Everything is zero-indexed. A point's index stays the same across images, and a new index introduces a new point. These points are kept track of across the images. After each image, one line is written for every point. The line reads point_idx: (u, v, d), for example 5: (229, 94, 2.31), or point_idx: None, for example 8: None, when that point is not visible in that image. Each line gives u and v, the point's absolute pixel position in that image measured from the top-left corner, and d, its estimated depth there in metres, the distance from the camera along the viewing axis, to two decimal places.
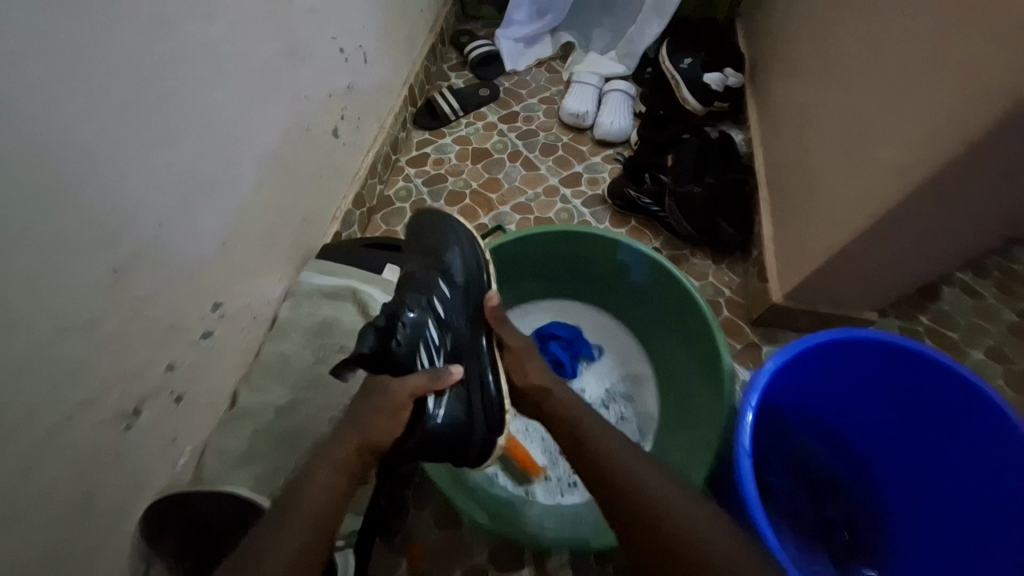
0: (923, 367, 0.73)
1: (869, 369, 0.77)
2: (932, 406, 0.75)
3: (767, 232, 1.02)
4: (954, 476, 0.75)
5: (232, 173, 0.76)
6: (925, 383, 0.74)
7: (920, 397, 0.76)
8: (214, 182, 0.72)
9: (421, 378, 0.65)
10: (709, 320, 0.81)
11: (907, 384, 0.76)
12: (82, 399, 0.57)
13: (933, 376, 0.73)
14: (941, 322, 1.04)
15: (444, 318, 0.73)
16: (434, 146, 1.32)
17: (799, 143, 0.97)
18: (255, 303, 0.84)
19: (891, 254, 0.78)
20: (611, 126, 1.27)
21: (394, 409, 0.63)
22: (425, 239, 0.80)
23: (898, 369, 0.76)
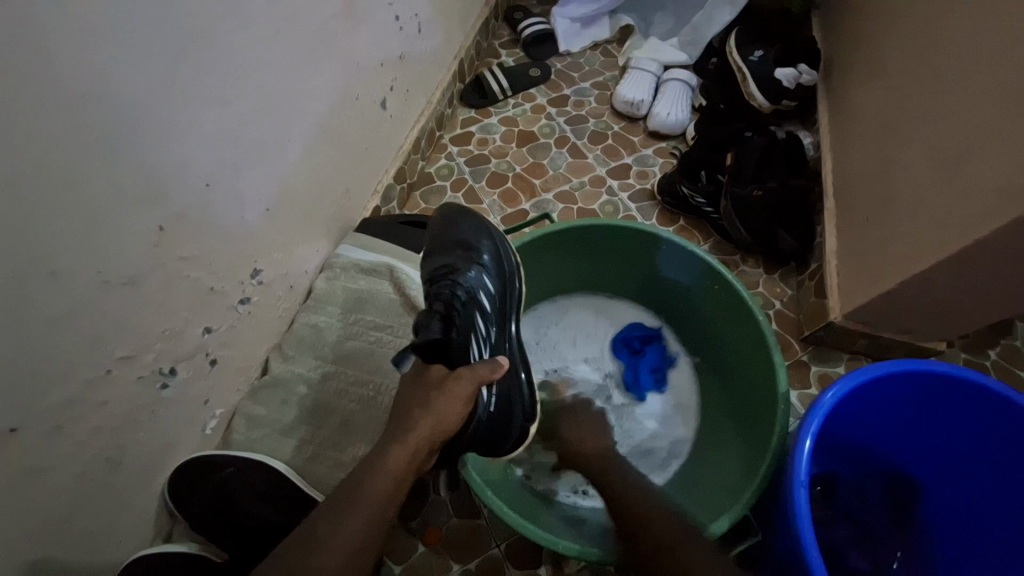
0: (995, 409, 0.68)
1: (934, 407, 0.71)
2: (1003, 452, 0.69)
3: (831, 245, 0.95)
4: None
5: (280, 138, 0.73)
6: (996, 426, 0.69)
7: (988, 440, 0.70)
8: (260, 147, 0.70)
9: (480, 372, 0.62)
10: (766, 335, 0.76)
11: (976, 425, 0.70)
12: (120, 355, 0.56)
13: (1006, 419, 0.67)
14: (1009, 358, 0.96)
15: (489, 310, 0.72)
16: (479, 125, 1.27)
17: (877, 152, 0.89)
18: (292, 272, 0.83)
19: (976, 284, 0.71)
20: (667, 118, 1.20)
21: (461, 399, 0.61)
22: (460, 233, 0.77)
23: (968, 409, 0.70)
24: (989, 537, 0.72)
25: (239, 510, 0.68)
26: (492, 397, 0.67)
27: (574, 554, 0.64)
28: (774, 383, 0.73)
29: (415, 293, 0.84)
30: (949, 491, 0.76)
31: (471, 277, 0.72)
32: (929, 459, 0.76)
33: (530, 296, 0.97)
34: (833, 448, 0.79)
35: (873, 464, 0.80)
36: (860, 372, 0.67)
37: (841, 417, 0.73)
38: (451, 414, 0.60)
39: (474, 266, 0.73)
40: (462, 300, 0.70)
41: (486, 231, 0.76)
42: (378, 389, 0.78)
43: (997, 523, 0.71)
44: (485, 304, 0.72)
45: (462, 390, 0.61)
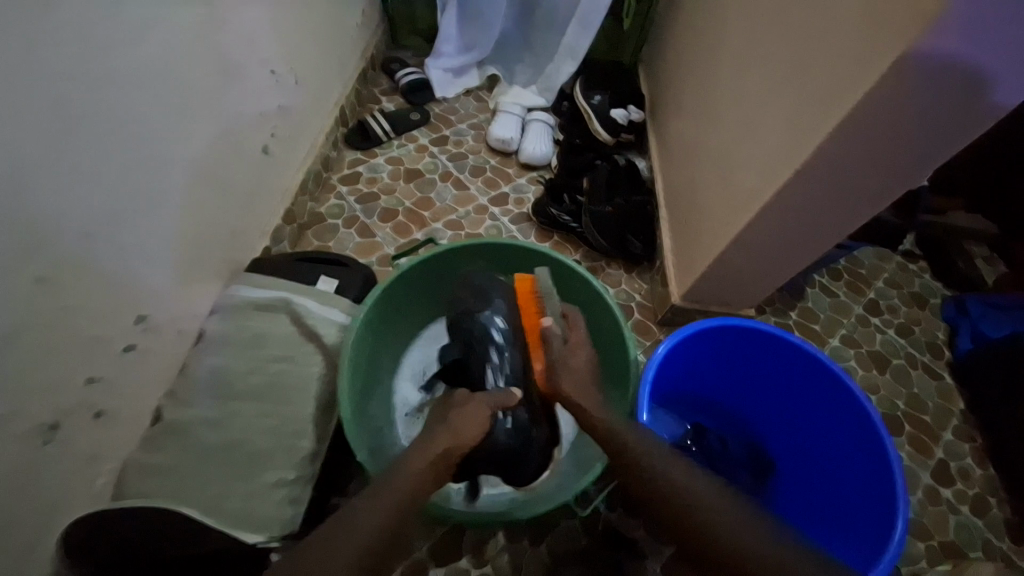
0: (799, 356, 0.86)
1: (755, 358, 0.90)
2: (815, 392, 0.87)
3: (668, 244, 1.19)
4: (842, 457, 0.85)
5: (162, 187, 0.76)
6: (804, 370, 0.87)
7: (804, 382, 0.88)
8: (141, 195, 0.72)
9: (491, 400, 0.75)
10: (619, 319, 0.92)
11: (790, 370, 0.89)
12: (1, 411, 0.55)
13: (809, 363, 0.86)
14: (806, 316, 1.27)
15: (501, 343, 0.88)
16: (366, 165, 1.37)
17: (687, 170, 1.16)
18: (182, 317, 0.83)
19: (758, 260, 0.96)
20: (534, 151, 1.40)
21: (476, 421, 0.71)
22: (478, 280, 0.95)
23: (780, 358, 0.88)
24: (817, 462, 0.89)
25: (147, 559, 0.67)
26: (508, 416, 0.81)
27: (468, 520, 0.73)
28: (626, 354, 0.90)
29: (312, 321, 0.88)
30: (786, 427, 0.94)
31: (485, 318, 0.89)
32: (765, 402, 0.95)
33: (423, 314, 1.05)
34: (691, 399, 0.98)
35: (726, 411, 0.99)
36: (684, 330, 0.84)
37: (683, 371, 0.91)
38: (469, 434, 0.69)
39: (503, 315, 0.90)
40: (479, 336, 0.89)
41: (496, 279, 0.94)
42: (284, 417, 0.80)
43: (823, 450, 0.88)
44: (497, 339, 0.88)
45: (477, 416, 0.71)
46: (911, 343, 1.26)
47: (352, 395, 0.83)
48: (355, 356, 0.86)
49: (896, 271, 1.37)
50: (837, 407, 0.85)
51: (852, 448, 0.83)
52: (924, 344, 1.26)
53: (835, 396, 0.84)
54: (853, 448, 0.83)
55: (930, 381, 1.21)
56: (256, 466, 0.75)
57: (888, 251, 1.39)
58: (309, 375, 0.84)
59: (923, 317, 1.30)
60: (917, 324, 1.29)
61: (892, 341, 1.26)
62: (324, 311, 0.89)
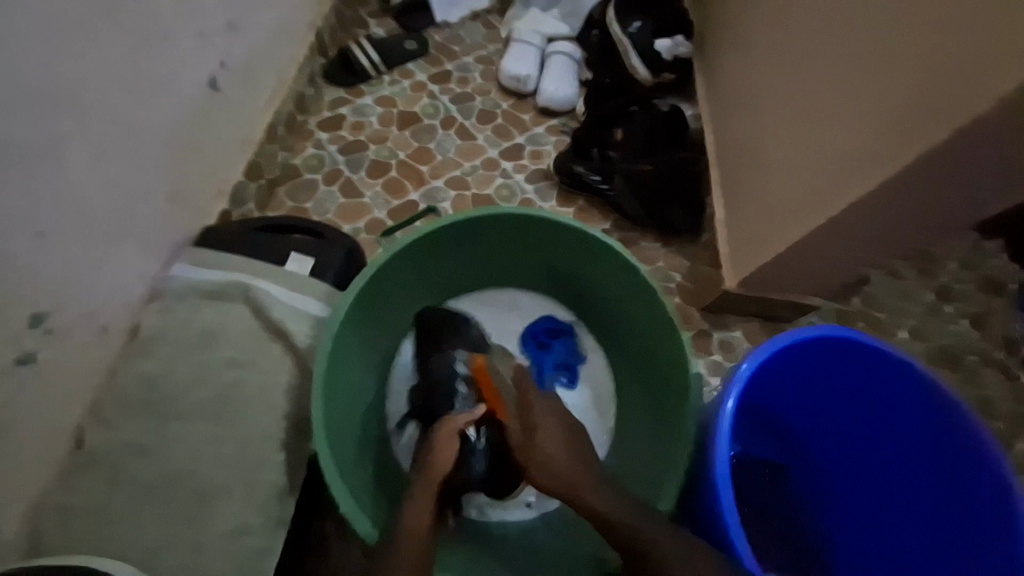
0: (905, 382, 0.67)
1: (844, 377, 0.71)
2: (916, 429, 0.68)
3: (720, 216, 0.97)
4: (933, 511, 0.67)
5: (40, 133, 0.53)
6: (907, 400, 0.68)
7: (901, 415, 0.69)
8: (7, 145, 0.50)
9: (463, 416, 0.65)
10: (672, 322, 0.71)
11: (885, 398, 0.70)
12: None
13: (913, 389, 0.66)
14: (870, 304, 1.06)
15: (466, 376, 0.72)
16: (351, 107, 1.11)
17: (753, 123, 0.92)
18: (104, 310, 0.64)
19: (847, 243, 0.76)
20: (555, 93, 1.14)
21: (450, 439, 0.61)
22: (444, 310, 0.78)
23: (878, 381, 0.69)
24: (894, 514, 0.71)
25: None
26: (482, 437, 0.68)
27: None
28: (679, 361, 0.70)
29: (278, 315, 0.68)
30: (860, 465, 0.75)
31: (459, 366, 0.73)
32: (839, 431, 0.76)
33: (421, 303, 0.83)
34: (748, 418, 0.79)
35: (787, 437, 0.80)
36: (757, 352, 0.65)
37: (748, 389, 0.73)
38: (450, 452, 0.60)
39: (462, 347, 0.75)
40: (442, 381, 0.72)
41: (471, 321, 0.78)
42: (242, 442, 0.62)
43: (906, 501, 0.70)
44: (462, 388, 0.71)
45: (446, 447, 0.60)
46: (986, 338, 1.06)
47: (331, 413, 0.64)
48: (335, 366, 0.66)
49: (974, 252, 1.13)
50: (939, 444, 0.66)
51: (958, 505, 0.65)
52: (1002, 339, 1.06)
53: (941, 436, 0.65)
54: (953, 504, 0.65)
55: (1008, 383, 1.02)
56: (206, 508, 0.58)
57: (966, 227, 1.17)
58: (276, 385, 0.65)
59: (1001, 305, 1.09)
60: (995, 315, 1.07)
61: (964, 335, 1.05)
62: (292, 302, 0.69)
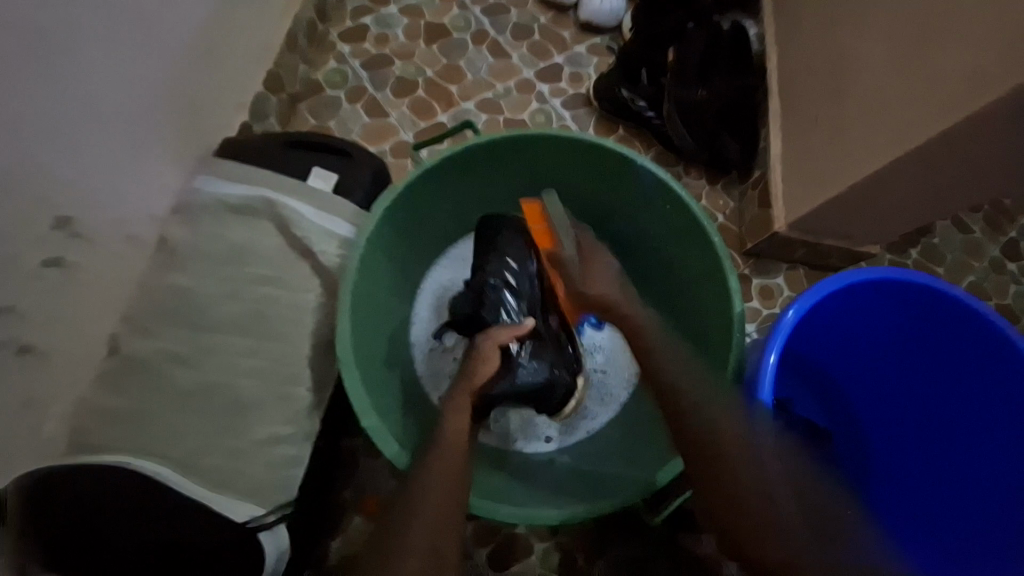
0: (978, 338, 0.63)
1: (909, 327, 0.67)
2: (978, 387, 0.66)
3: (777, 149, 0.88)
4: (979, 466, 0.67)
5: (69, 19, 0.50)
6: (975, 356, 0.65)
7: (964, 371, 0.66)
8: (34, 35, 0.47)
9: (504, 330, 0.64)
10: (723, 260, 0.65)
11: (950, 353, 0.67)
12: None
13: (982, 340, 0.63)
14: (928, 257, 0.97)
15: (518, 288, 0.70)
16: (375, 16, 1.02)
17: (829, 41, 0.80)
18: (129, 219, 0.63)
19: (923, 180, 0.68)
20: (600, 6, 1.02)
21: (487, 356, 0.63)
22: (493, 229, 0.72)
23: (950, 333, 0.65)
24: (939, 471, 0.70)
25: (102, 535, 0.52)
26: (525, 354, 0.65)
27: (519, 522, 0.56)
28: (724, 300, 0.65)
29: (304, 233, 0.65)
30: (906, 425, 0.72)
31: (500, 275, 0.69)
32: (888, 387, 0.73)
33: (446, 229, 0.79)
34: (794, 368, 0.75)
35: (832, 391, 0.76)
36: (825, 285, 0.61)
37: (804, 332, 0.68)
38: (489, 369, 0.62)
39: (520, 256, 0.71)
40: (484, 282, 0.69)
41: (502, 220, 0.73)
42: (270, 358, 0.62)
43: (953, 460, 0.69)
44: (511, 302, 0.69)
45: (484, 353, 0.63)
46: None
47: (356, 334, 0.62)
48: (362, 285, 0.64)
49: None
50: (1001, 395, 0.64)
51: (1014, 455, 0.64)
52: None
53: (1004, 387, 0.63)
54: (1005, 461, 0.65)
55: None
56: (240, 418, 0.59)
57: None
58: (304, 304, 0.64)
59: None
60: None
61: None
62: (315, 219, 0.66)
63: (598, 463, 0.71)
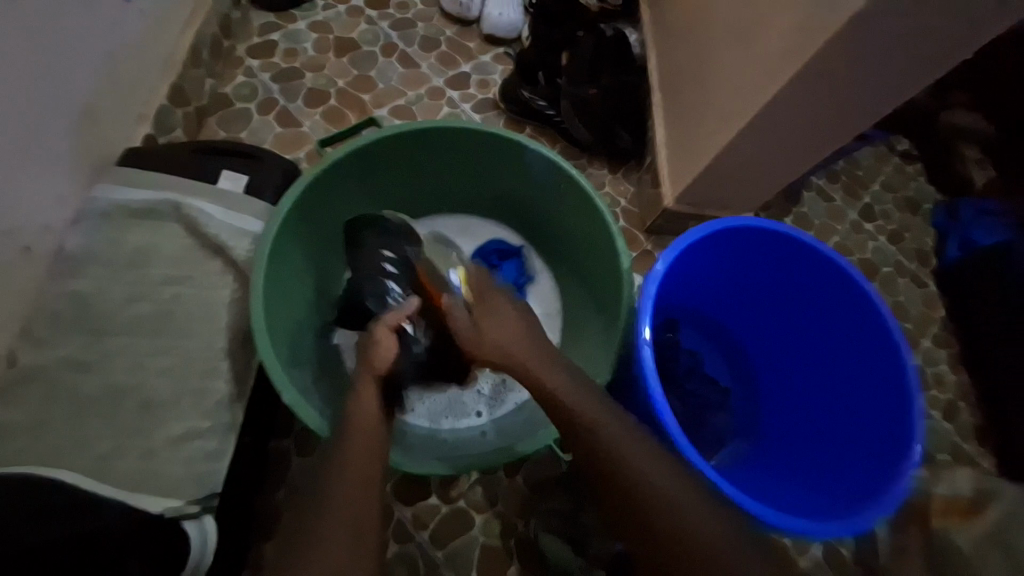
0: (840, 288, 0.70)
1: (765, 267, 0.75)
2: (832, 312, 0.73)
3: (660, 136, 0.99)
4: (843, 388, 0.73)
5: None
6: (843, 308, 0.71)
7: (837, 325, 0.73)
8: None
9: (393, 314, 0.66)
10: (610, 228, 0.72)
11: (823, 305, 0.73)
12: None
13: (822, 270, 0.71)
14: (801, 224, 1.11)
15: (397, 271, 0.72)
16: (283, 33, 1.05)
17: (691, 40, 0.92)
18: (23, 229, 0.61)
19: (771, 150, 0.79)
20: (499, 19, 1.11)
21: (381, 343, 0.62)
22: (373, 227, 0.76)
23: (798, 268, 0.73)
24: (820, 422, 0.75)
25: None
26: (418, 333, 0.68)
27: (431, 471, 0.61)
28: (615, 261, 0.72)
29: (214, 232, 0.67)
30: (798, 376, 0.79)
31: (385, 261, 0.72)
32: (782, 339, 0.81)
33: None
34: (694, 316, 0.85)
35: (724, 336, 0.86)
36: (691, 235, 0.69)
37: (693, 280, 0.78)
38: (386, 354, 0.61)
39: (393, 246, 0.74)
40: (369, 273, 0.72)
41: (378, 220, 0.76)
42: (185, 355, 0.62)
43: (831, 411, 0.74)
44: (395, 287, 0.71)
45: (380, 339, 0.63)
46: (901, 251, 1.12)
47: (270, 322, 0.64)
48: (274, 275, 0.66)
49: (892, 173, 1.19)
50: (847, 318, 0.71)
51: (865, 374, 0.70)
52: (914, 252, 1.12)
53: (847, 310, 0.71)
54: (871, 412, 0.69)
55: (918, 290, 1.09)
56: (154, 417, 0.58)
57: (887, 151, 1.21)
58: (218, 300, 0.65)
59: (914, 224, 1.15)
60: (909, 231, 1.14)
61: (885, 249, 1.12)
62: (224, 218, 0.68)
63: (522, 422, 0.75)
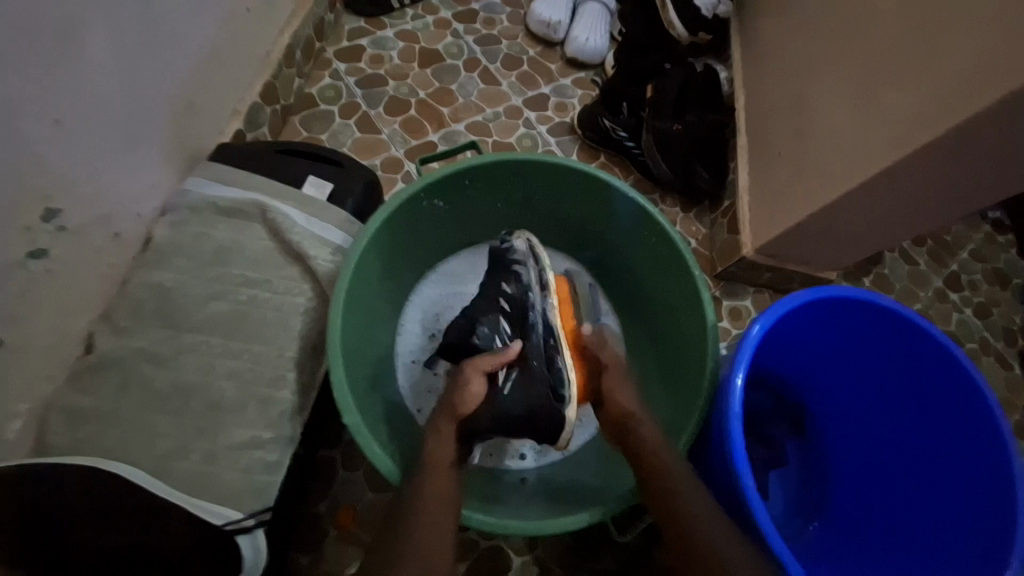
0: (946, 374, 0.68)
1: (862, 338, 0.72)
2: (927, 393, 0.70)
3: (744, 181, 0.96)
4: (927, 474, 0.71)
5: (74, 17, 0.51)
6: (942, 393, 0.69)
7: (931, 409, 0.70)
8: (34, 27, 0.48)
9: (489, 359, 0.66)
10: (697, 283, 0.69)
11: (918, 387, 0.71)
12: None
13: (923, 350, 0.69)
14: (880, 286, 1.04)
15: (507, 311, 0.71)
16: (371, 39, 1.06)
17: (790, 86, 0.88)
18: (116, 216, 0.62)
19: (873, 212, 0.74)
20: (585, 43, 1.09)
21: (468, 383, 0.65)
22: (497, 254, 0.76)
23: (899, 346, 0.70)
24: (896, 508, 0.73)
25: (57, 549, 0.49)
26: (509, 382, 0.65)
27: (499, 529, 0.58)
28: (701, 318, 0.68)
29: (296, 237, 0.66)
30: (875, 454, 0.76)
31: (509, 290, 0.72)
32: (858, 413, 0.77)
33: (435, 248, 0.81)
34: (765, 378, 0.82)
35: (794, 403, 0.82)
36: (794, 297, 0.66)
37: (784, 341, 0.75)
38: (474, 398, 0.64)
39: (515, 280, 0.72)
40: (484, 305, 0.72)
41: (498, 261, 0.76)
42: (255, 360, 0.61)
43: (914, 499, 0.71)
44: (506, 328, 0.70)
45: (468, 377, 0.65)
46: (986, 327, 1.03)
47: (346, 336, 0.63)
48: (355, 290, 0.65)
49: (984, 243, 1.11)
50: (945, 403, 0.69)
51: (957, 462, 0.68)
52: (1003, 330, 1.04)
53: (946, 395, 0.68)
54: (961, 507, 0.66)
55: (1003, 372, 1.00)
56: (218, 420, 0.58)
57: (981, 218, 1.13)
58: (293, 307, 0.65)
59: (1005, 299, 1.06)
60: (996, 306, 1.05)
61: (971, 323, 1.03)
62: (306, 223, 0.68)
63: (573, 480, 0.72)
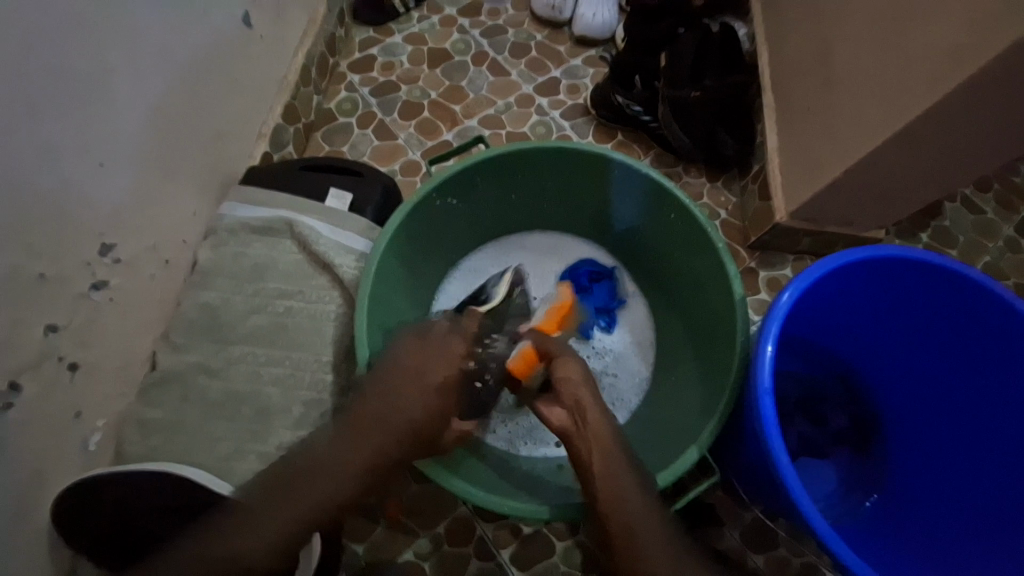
0: (1017, 337, 0.61)
1: (914, 300, 0.67)
2: (995, 358, 0.64)
3: (773, 142, 0.90)
4: (997, 444, 0.65)
5: (100, 68, 0.56)
6: (1013, 357, 0.62)
7: (1000, 376, 0.64)
8: (65, 80, 0.53)
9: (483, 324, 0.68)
10: (721, 256, 0.66)
11: (984, 352, 0.65)
12: None
13: (988, 311, 0.62)
14: (940, 240, 0.95)
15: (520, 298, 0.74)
16: (381, 46, 1.09)
17: (816, 34, 0.82)
18: (165, 245, 0.69)
19: (917, 160, 0.68)
20: (592, 20, 1.06)
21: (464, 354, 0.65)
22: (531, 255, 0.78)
23: (958, 306, 0.64)
24: (962, 482, 0.67)
25: None
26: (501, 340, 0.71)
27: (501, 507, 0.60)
28: (727, 292, 0.66)
29: (322, 248, 0.70)
30: (937, 425, 0.70)
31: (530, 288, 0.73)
32: (918, 380, 0.72)
33: (455, 245, 0.83)
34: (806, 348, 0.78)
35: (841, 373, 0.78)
36: (828, 263, 0.62)
37: (826, 307, 0.71)
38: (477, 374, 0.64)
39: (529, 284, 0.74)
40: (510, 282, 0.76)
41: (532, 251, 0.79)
42: (295, 365, 0.66)
43: (982, 472, 0.66)
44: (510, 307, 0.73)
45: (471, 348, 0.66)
46: None
47: (375, 339, 0.66)
48: (379, 296, 0.68)
49: None
50: (1015, 367, 0.62)
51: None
52: None
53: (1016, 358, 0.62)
54: None
55: None
56: (268, 423, 0.63)
57: None
58: (325, 314, 0.68)
59: None
60: None
61: None
62: (330, 234, 0.71)
63: None
